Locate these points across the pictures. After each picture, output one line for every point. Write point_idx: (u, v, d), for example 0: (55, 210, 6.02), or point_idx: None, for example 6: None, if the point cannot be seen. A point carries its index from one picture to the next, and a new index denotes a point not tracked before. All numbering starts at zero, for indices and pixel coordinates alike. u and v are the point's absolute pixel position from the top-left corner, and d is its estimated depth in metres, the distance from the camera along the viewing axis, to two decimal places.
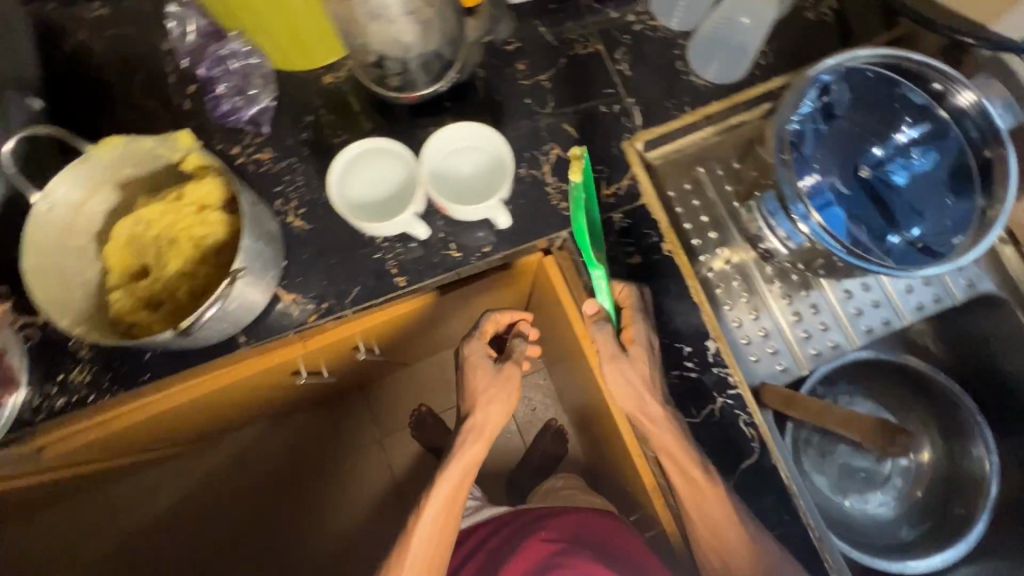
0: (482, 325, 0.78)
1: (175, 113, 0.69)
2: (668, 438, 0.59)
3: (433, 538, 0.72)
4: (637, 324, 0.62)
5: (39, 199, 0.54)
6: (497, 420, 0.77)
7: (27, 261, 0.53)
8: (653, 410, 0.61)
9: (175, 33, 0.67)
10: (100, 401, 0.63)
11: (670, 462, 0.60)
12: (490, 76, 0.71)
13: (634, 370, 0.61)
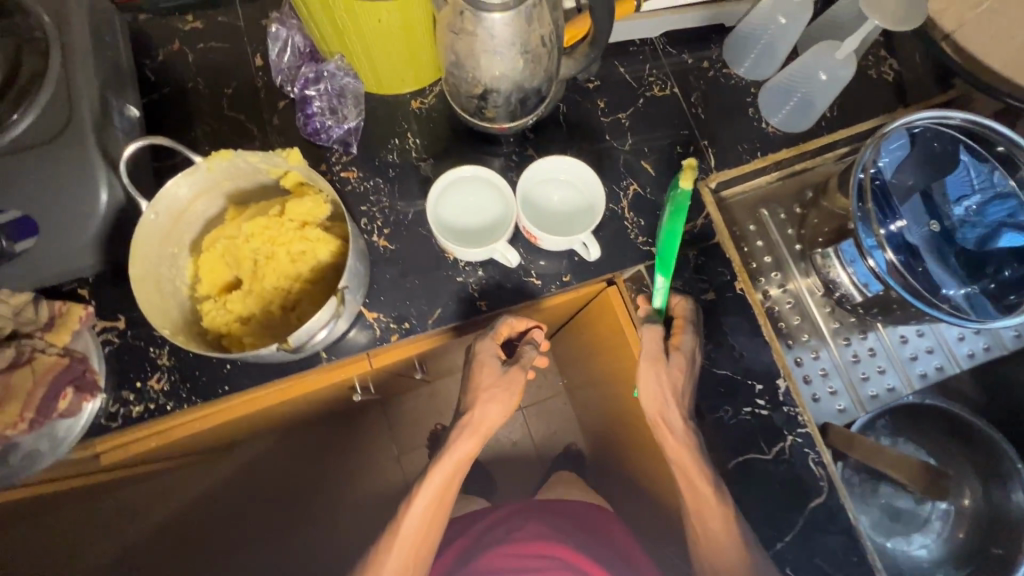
0: (497, 322, 0.67)
1: (265, 128, 0.71)
2: (683, 450, 0.61)
3: (415, 535, 0.68)
4: (687, 334, 0.64)
5: (148, 208, 0.55)
6: (496, 418, 0.69)
7: (134, 268, 0.54)
8: (674, 415, 0.63)
9: (276, 53, 0.69)
10: (178, 410, 0.62)
11: (681, 473, 0.61)
12: (571, 110, 0.73)
13: (668, 375, 0.63)
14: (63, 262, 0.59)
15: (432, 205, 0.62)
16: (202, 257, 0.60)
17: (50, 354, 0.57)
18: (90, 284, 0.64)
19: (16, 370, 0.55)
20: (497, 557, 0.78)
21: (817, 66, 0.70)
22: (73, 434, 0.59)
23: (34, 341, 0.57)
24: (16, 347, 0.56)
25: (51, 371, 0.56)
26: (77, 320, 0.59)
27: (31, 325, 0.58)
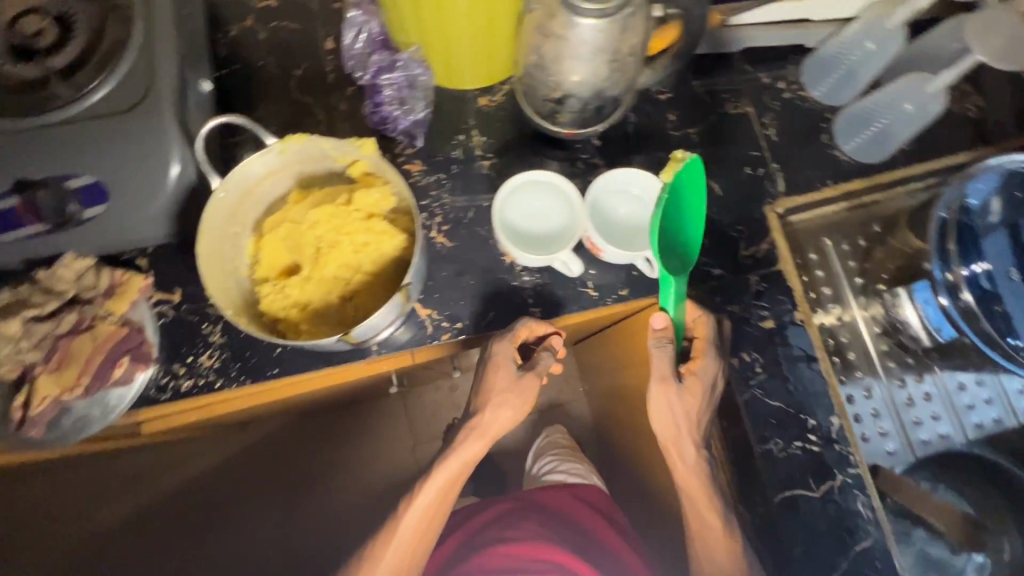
0: (516, 326, 0.62)
1: (331, 112, 0.70)
2: (690, 477, 0.65)
3: (414, 536, 0.68)
4: (705, 359, 0.63)
5: (220, 186, 0.55)
6: (505, 424, 0.67)
7: (201, 245, 0.54)
8: (685, 440, 0.64)
9: (349, 40, 0.68)
10: (226, 388, 0.62)
11: (689, 494, 0.65)
12: (641, 121, 0.71)
13: (682, 403, 0.63)
14: (128, 232, 0.58)
15: (500, 202, 0.62)
16: (265, 240, 0.60)
17: (108, 322, 0.58)
18: (148, 254, 0.64)
19: (77, 336, 0.56)
20: (499, 556, 0.71)
21: (904, 96, 0.69)
22: (123, 402, 0.59)
23: (93, 308, 0.57)
24: (77, 312, 0.56)
25: (108, 339, 0.57)
26: (135, 292, 0.59)
27: (91, 291, 0.57)
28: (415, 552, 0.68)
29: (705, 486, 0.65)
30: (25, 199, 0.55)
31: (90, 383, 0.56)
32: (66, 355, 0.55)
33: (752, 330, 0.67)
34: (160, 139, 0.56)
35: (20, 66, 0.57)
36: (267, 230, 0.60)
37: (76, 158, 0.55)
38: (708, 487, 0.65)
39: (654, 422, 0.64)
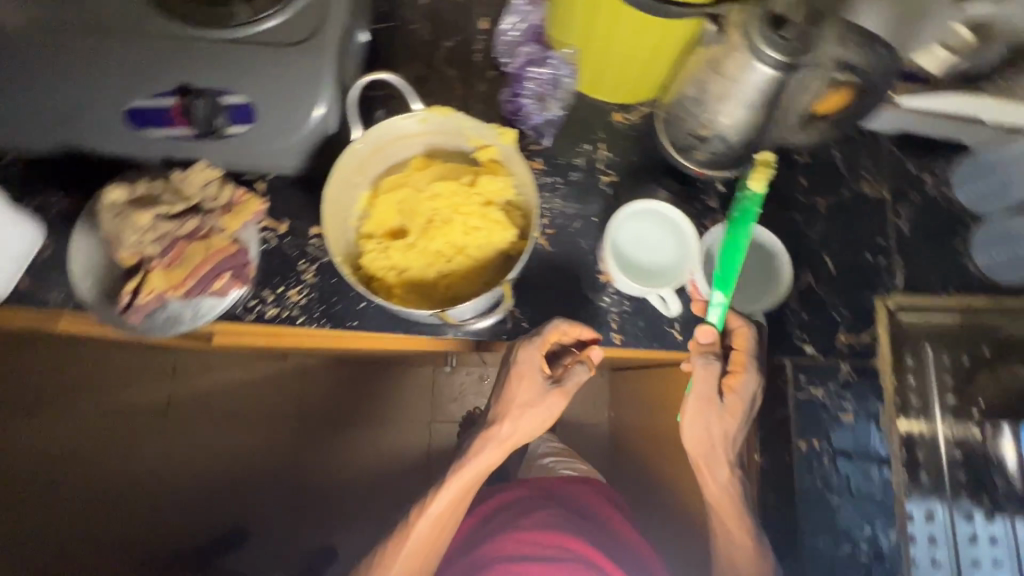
0: (545, 331, 0.61)
1: (468, 91, 0.71)
2: (723, 500, 0.61)
3: (423, 540, 0.65)
4: (745, 372, 0.60)
5: (360, 139, 0.57)
6: (529, 433, 0.65)
7: (329, 190, 0.56)
8: (717, 461, 0.61)
9: (506, 27, 0.69)
10: (305, 326, 0.63)
11: (718, 522, 0.62)
12: (772, 177, 0.69)
13: (718, 423, 0.61)
14: (260, 156, 0.61)
15: (614, 224, 0.61)
16: (381, 198, 0.61)
17: (221, 235, 0.60)
18: (266, 181, 0.67)
19: (192, 241, 0.58)
20: (511, 543, 0.70)
21: None
22: (213, 313, 0.61)
23: (212, 219, 0.60)
24: (197, 219, 0.59)
25: (218, 252, 0.59)
26: (250, 212, 0.61)
27: (213, 202, 0.60)
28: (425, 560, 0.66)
29: (732, 503, 0.62)
30: (181, 102, 0.57)
31: (194, 286, 0.59)
32: (179, 257, 0.58)
33: (829, 420, 0.64)
34: (317, 78, 0.58)
35: None
36: (385, 189, 0.61)
37: (237, 77, 0.57)
38: (737, 501, 0.61)
39: (687, 443, 0.61)
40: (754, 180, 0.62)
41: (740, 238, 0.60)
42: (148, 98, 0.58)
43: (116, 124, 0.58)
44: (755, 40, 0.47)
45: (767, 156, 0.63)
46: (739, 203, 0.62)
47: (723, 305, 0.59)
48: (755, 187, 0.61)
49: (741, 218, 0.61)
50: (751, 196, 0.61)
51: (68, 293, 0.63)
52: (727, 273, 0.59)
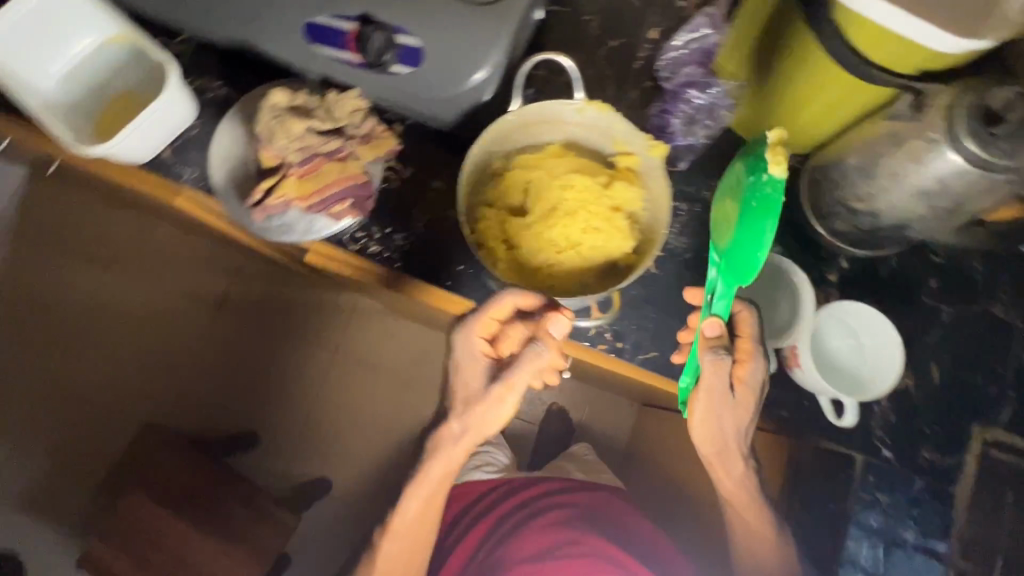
0: (469, 314, 0.62)
1: (618, 94, 0.70)
2: (740, 494, 0.64)
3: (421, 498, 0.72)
4: (752, 361, 0.58)
5: (516, 112, 0.58)
6: (496, 421, 0.68)
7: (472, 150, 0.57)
8: (731, 453, 0.63)
9: (676, 43, 0.66)
10: (402, 271, 0.65)
11: (738, 510, 0.65)
12: (901, 269, 0.65)
13: (732, 412, 0.61)
14: (412, 100, 0.62)
15: None
16: (512, 171, 0.62)
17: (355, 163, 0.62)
18: (404, 124, 0.69)
19: (328, 161, 0.60)
20: (528, 540, 0.75)
21: None
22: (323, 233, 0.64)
23: (353, 144, 0.61)
24: (340, 142, 0.60)
25: (349, 178, 0.61)
26: (386, 148, 0.63)
27: (357, 128, 0.62)
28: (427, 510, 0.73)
29: (755, 498, 0.64)
30: (359, 31, 0.58)
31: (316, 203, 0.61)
32: (314, 173, 0.60)
33: (885, 529, 0.61)
34: (489, 43, 0.59)
35: None
36: (518, 164, 0.62)
37: (415, 19, 0.59)
38: (756, 498, 0.64)
39: (703, 441, 0.62)
40: (773, 165, 0.52)
41: (763, 233, 0.52)
42: (329, 18, 0.60)
43: (293, 34, 0.61)
44: (955, 129, 0.45)
45: (780, 134, 0.52)
46: (756, 190, 0.52)
47: (729, 295, 0.56)
48: (777, 172, 0.51)
49: (764, 212, 0.51)
50: (774, 183, 0.51)
51: (203, 176, 0.68)
52: (738, 268, 0.54)
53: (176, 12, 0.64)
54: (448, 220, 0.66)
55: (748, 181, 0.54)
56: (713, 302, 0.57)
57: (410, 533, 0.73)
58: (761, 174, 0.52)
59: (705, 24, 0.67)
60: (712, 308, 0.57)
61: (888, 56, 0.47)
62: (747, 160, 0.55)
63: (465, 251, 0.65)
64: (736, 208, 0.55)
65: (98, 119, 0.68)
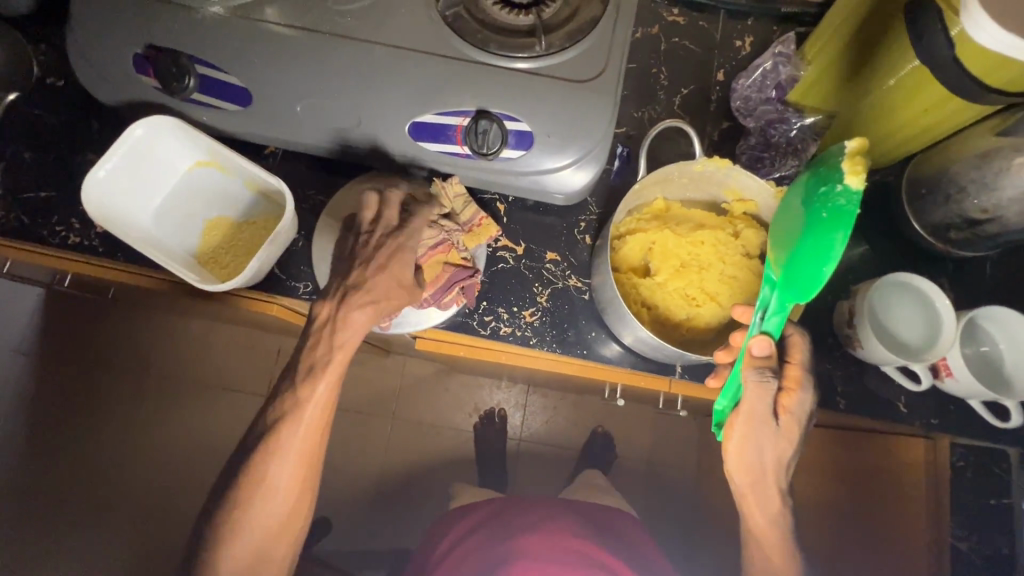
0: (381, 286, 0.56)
1: (701, 138, 0.73)
2: (765, 521, 0.59)
3: (294, 476, 0.56)
4: (799, 391, 0.56)
5: (642, 180, 0.60)
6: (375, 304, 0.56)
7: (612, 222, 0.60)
8: (767, 482, 0.58)
9: (753, 82, 0.69)
10: (538, 346, 0.66)
11: (763, 537, 0.60)
12: (1004, 263, 0.68)
13: (774, 441, 0.56)
14: (524, 180, 0.63)
15: (879, 285, 0.62)
16: (634, 233, 0.62)
17: (458, 253, 0.62)
18: (506, 202, 0.70)
19: (433, 254, 0.60)
20: (530, 545, 0.79)
21: None
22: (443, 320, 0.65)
23: (456, 235, 0.61)
24: (444, 234, 0.60)
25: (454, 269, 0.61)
26: (487, 235, 0.62)
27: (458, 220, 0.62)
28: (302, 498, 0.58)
29: (781, 532, 0.60)
30: (472, 123, 0.59)
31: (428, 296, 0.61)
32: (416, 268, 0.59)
33: None
34: (598, 117, 0.61)
35: (503, 10, 0.63)
36: (638, 225, 0.62)
37: (526, 106, 0.60)
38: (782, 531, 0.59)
39: (736, 469, 0.58)
40: (849, 176, 0.46)
41: (831, 247, 0.47)
42: (435, 114, 0.61)
43: (402, 138, 0.62)
44: None
45: (860, 144, 0.47)
46: (828, 200, 0.48)
47: (784, 312, 0.52)
48: (851, 183, 0.46)
49: (833, 226, 0.47)
50: (849, 195, 0.47)
51: (317, 287, 0.68)
52: (796, 281, 0.50)
53: (278, 131, 0.64)
54: (571, 288, 0.67)
55: (817, 192, 0.49)
56: (765, 320, 0.54)
57: (270, 508, 0.56)
58: (834, 185, 0.48)
59: (776, 63, 0.68)
60: (764, 325, 0.54)
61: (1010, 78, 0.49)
62: (815, 173, 0.51)
63: (593, 316, 0.67)
64: (801, 219, 0.51)
65: (193, 245, 0.66)
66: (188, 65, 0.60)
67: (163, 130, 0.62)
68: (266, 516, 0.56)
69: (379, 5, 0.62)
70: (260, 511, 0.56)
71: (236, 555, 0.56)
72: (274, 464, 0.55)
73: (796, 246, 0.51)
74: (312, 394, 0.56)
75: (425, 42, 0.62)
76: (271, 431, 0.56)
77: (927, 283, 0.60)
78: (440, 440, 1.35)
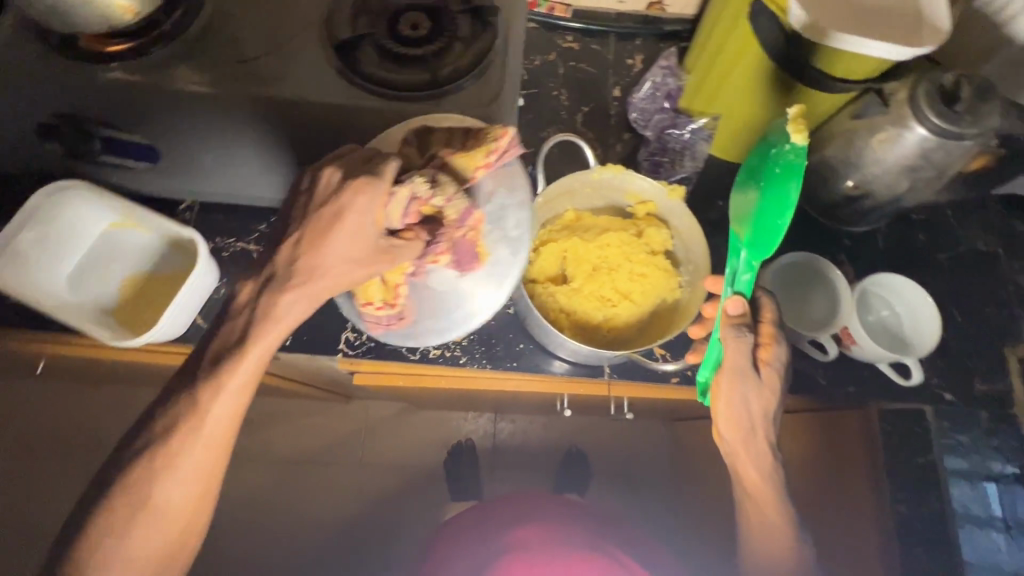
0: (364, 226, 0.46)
1: (607, 150, 0.78)
2: (759, 480, 0.60)
3: (190, 489, 0.48)
4: (776, 344, 0.59)
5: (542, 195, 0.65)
6: (342, 257, 0.47)
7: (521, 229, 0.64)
8: (758, 438, 0.60)
9: (646, 91, 0.76)
10: (469, 365, 0.67)
11: (760, 502, 0.60)
12: (893, 234, 0.73)
13: (757, 394, 0.59)
14: None
15: (779, 263, 0.68)
16: (546, 244, 0.65)
17: (431, 204, 0.48)
18: None
19: (411, 215, 0.48)
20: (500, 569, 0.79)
21: None
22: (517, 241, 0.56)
23: (418, 183, 0.47)
24: (405, 188, 0.47)
25: (436, 224, 0.50)
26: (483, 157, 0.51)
27: (448, 138, 0.51)
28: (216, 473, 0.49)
29: (777, 492, 0.60)
30: None
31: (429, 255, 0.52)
32: (400, 230, 0.48)
33: (971, 463, 0.67)
34: None
35: (398, 49, 0.67)
36: (549, 237, 0.65)
37: None
38: (780, 495, 0.59)
39: (726, 426, 0.60)
40: (795, 133, 0.56)
41: (790, 196, 0.56)
42: None
43: None
44: (920, 105, 0.53)
45: (801, 107, 0.56)
46: (779, 158, 0.58)
47: (753, 270, 0.59)
48: (798, 140, 0.56)
49: (788, 177, 0.56)
50: (796, 150, 0.56)
51: None
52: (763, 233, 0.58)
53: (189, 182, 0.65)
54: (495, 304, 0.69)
55: (771, 156, 0.60)
56: (737, 282, 0.59)
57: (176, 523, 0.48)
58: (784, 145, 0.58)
59: (664, 76, 0.76)
60: (736, 287, 0.59)
61: (838, 65, 0.55)
62: (768, 143, 0.62)
63: (519, 329, 0.69)
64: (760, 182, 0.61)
65: (112, 304, 0.66)
66: (93, 130, 0.62)
67: (68, 192, 0.63)
68: (145, 541, 0.46)
69: (275, 50, 0.63)
70: (142, 536, 0.46)
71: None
72: (160, 482, 0.46)
73: (761, 201, 0.59)
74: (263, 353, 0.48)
75: (322, 83, 0.63)
76: (146, 445, 0.47)
77: (817, 260, 0.67)
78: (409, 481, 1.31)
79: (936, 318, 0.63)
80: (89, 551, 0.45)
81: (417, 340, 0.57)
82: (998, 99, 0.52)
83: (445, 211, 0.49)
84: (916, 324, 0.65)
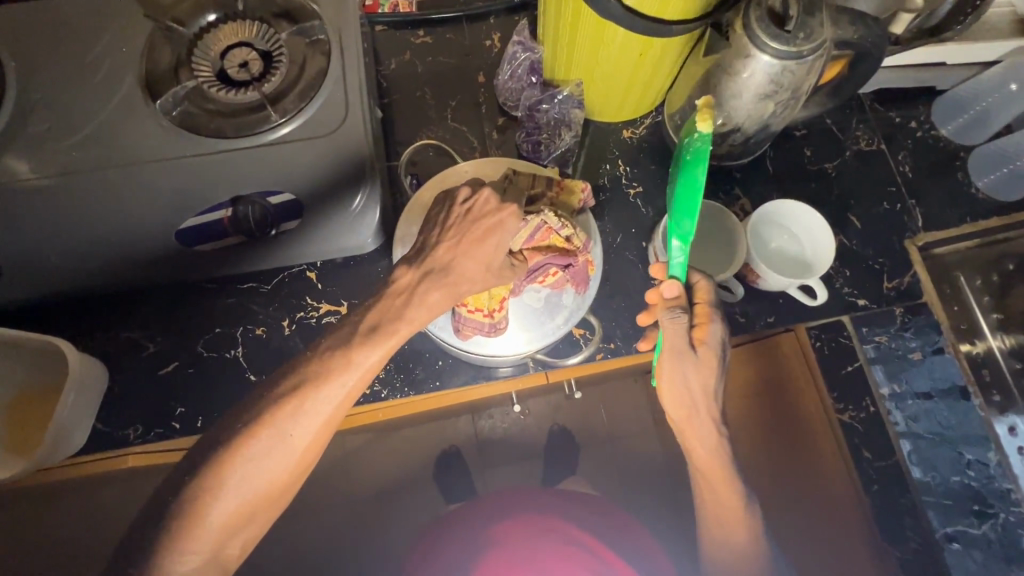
0: (494, 236, 0.54)
1: (484, 140, 0.75)
2: (706, 457, 0.60)
3: (313, 441, 0.51)
4: (711, 323, 0.59)
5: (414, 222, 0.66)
6: (473, 267, 0.53)
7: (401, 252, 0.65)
8: (701, 416, 0.60)
9: (507, 71, 0.73)
10: (392, 396, 0.66)
11: (707, 475, 0.61)
12: (780, 155, 0.73)
13: (696, 372, 0.58)
14: (319, 246, 0.67)
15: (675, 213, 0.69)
16: None
17: (560, 234, 0.59)
18: (316, 267, 0.71)
19: (535, 241, 0.59)
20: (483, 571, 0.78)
21: (1005, 77, 0.73)
22: (597, 258, 0.66)
23: (550, 216, 0.59)
24: (539, 219, 0.58)
25: (565, 253, 0.61)
26: (578, 193, 0.63)
27: (546, 184, 0.62)
28: (298, 469, 0.52)
29: (723, 463, 0.61)
30: (234, 212, 0.59)
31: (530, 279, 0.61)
32: (517, 252, 0.58)
33: (900, 358, 0.69)
34: (355, 164, 0.60)
35: (226, 92, 0.61)
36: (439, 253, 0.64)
37: (281, 177, 0.59)
38: (726, 466, 0.61)
39: (669, 406, 0.59)
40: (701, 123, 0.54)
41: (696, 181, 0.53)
42: (195, 216, 0.59)
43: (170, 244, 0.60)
44: (759, 34, 0.53)
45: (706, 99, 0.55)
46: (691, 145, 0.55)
47: (683, 255, 0.56)
48: (703, 128, 0.54)
49: (694, 163, 0.53)
50: (703, 138, 0.54)
51: (149, 427, 0.65)
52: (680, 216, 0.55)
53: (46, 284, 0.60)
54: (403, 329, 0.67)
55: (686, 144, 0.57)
56: (672, 267, 0.58)
57: (245, 514, 0.51)
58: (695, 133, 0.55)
59: (519, 52, 0.72)
60: (672, 272, 0.58)
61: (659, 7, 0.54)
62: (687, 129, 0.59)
63: (435, 346, 0.67)
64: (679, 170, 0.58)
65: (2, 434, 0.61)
66: None
67: None
68: (263, 480, 0.50)
69: (94, 126, 0.58)
70: (236, 503, 0.50)
71: (218, 520, 0.50)
72: (217, 491, 0.49)
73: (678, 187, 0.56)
74: (360, 360, 0.51)
75: (158, 151, 0.58)
76: (299, 382, 0.51)
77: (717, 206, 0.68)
78: (360, 517, 0.96)
79: (829, 236, 0.64)
80: (216, 482, 0.49)
81: (491, 350, 0.64)
82: (825, 9, 0.52)
83: (573, 240, 0.60)
84: (814, 245, 0.67)
